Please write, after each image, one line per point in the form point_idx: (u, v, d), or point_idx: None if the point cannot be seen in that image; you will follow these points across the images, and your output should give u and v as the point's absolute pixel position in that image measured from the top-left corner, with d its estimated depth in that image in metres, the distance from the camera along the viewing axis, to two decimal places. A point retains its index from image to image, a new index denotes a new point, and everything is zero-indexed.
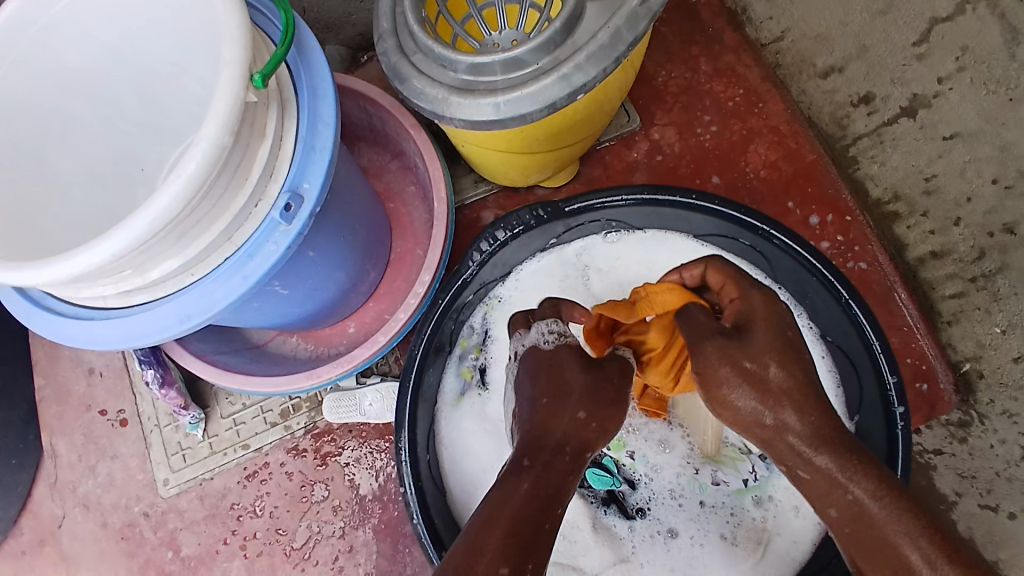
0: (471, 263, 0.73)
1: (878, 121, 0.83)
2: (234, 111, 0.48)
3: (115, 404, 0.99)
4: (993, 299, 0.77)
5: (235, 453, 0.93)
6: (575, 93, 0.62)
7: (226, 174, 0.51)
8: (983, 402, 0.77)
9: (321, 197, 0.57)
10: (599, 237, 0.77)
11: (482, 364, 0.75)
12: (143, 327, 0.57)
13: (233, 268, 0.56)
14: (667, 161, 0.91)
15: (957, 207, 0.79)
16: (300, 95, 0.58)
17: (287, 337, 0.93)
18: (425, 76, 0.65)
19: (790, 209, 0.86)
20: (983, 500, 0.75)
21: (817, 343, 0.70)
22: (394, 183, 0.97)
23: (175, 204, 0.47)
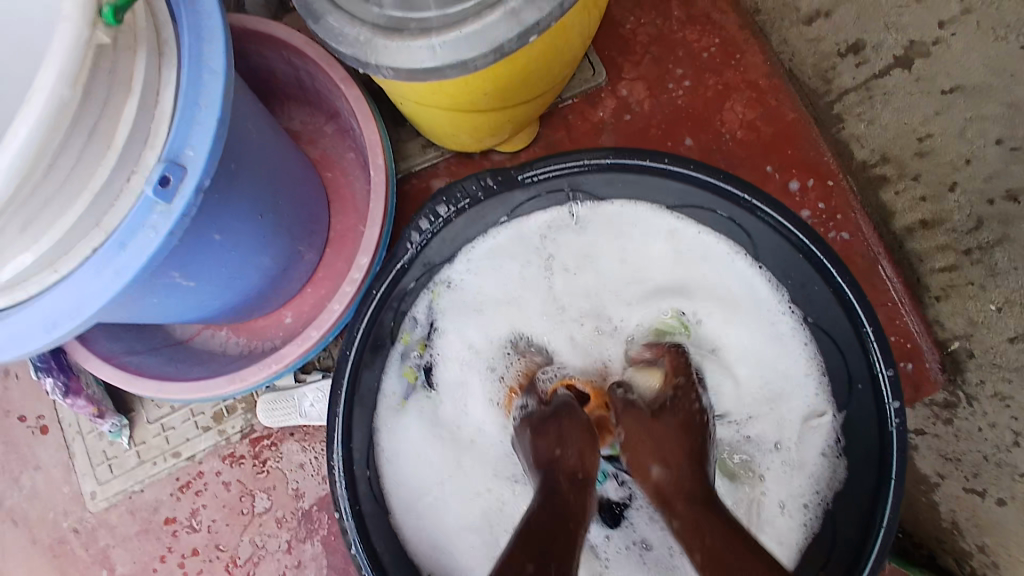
0: (409, 246, 0.62)
1: (867, 74, 0.72)
2: (73, 56, 0.37)
3: (34, 409, 0.89)
4: (990, 274, 0.65)
5: (165, 462, 0.84)
6: (525, 36, 0.52)
7: (78, 143, 0.40)
8: (971, 383, 0.70)
9: (209, 168, 0.47)
10: (562, 207, 0.67)
11: (426, 361, 0.68)
12: (1, 341, 0.46)
13: (102, 261, 0.45)
14: (637, 120, 0.82)
15: (954, 170, 0.67)
16: (180, 39, 0.47)
17: (217, 330, 0.83)
18: (344, 14, 0.54)
19: (770, 174, 0.79)
20: (968, 483, 0.69)
21: (803, 330, 0.63)
22: (330, 150, 0.85)
23: (2, 188, 0.36)
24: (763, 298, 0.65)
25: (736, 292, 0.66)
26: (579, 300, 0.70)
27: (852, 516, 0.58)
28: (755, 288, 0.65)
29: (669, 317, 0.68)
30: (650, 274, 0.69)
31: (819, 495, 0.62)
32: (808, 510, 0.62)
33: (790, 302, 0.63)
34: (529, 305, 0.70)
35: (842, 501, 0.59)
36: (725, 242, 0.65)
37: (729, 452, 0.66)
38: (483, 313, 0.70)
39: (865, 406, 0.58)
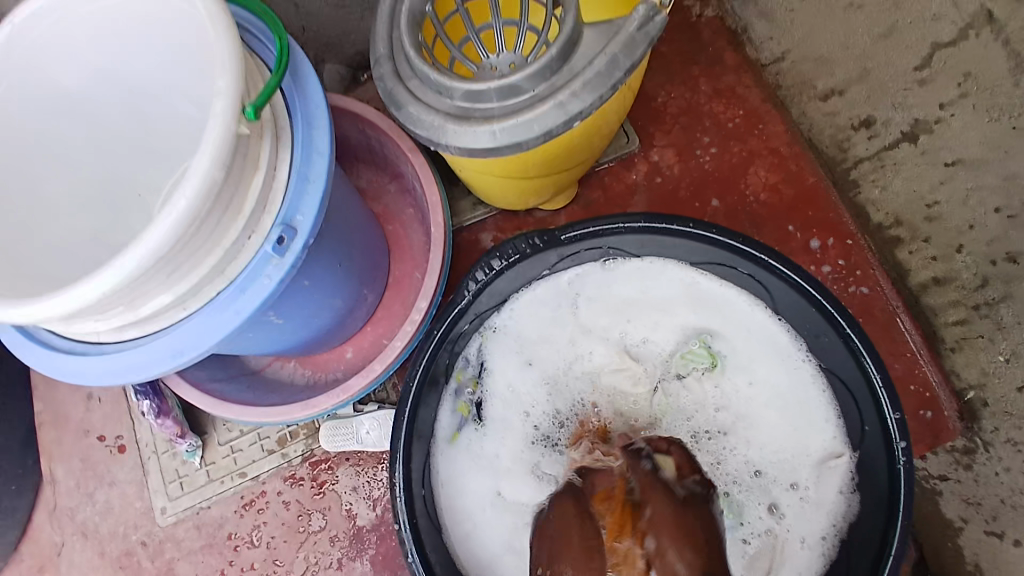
0: (466, 293, 0.71)
1: (879, 145, 0.77)
2: (224, 146, 0.48)
3: (114, 429, 0.99)
4: (997, 327, 0.70)
5: (232, 482, 0.92)
6: (570, 121, 0.62)
7: (218, 209, 0.51)
8: (987, 430, 0.75)
9: (314, 229, 0.57)
10: (596, 264, 0.74)
11: (478, 398, 0.75)
12: (136, 362, 0.56)
13: (225, 302, 0.56)
14: (668, 182, 0.91)
15: (959, 235, 0.71)
16: (295, 125, 0.58)
17: (284, 362, 0.93)
18: (421, 102, 0.64)
19: (791, 233, 0.88)
20: (988, 526, 0.74)
21: (820, 376, 0.68)
22: (392, 206, 0.96)
23: (164, 242, 0.47)
24: (781, 347, 0.70)
25: (756, 339, 0.71)
26: (607, 344, 0.76)
27: (867, 546, 0.62)
28: (774, 337, 0.70)
29: (696, 348, 0.73)
30: (676, 319, 0.74)
31: (835, 528, 0.65)
32: (826, 541, 0.65)
33: (805, 349, 0.68)
34: (563, 345, 0.76)
35: (858, 534, 0.63)
36: (746, 294, 0.71)
37: (753, 503, 0.68)
38: (523, 352, 0.76)
39: (874, 449, 0.63)
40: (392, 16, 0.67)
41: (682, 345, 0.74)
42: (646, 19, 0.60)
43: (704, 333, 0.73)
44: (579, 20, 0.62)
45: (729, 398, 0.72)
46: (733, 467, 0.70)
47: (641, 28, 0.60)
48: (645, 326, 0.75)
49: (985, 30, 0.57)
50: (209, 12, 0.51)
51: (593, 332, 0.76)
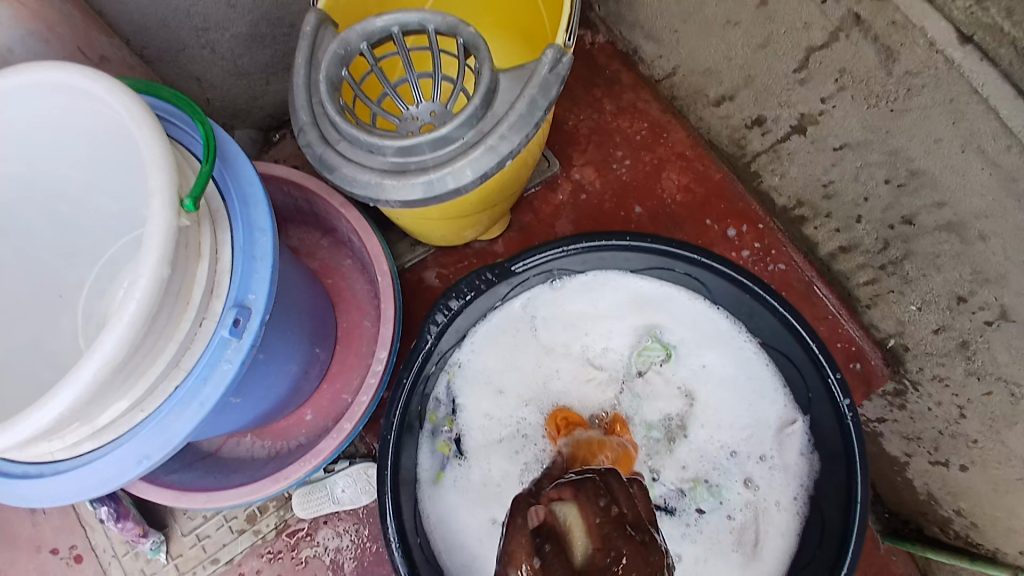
0: (429, 337, 0.71)
1: (772, 139, 0.85)
2: (167, 242, 0.47)
3: (67, 539, 0.91)
4: (905, 281, 0.78)
5: (205, 570, 0.88)
6: (503, 161, 0.64)
7: (168, 303, 0.50)
8: (913, 370, 0.83)
9: (268, 306, 0.57)
10: (544, 287, 0.77)
11: (456, 435, 0.76)
12: (100, 474, 0.54)
13: (187, 397, 0.54)
14: (591, 198, 0.97)
15: (856, 206, 0.79)
16: (230, 205, 0.58)
17: (240, 438, 0.90)
18: (354, 163, 0.65)
19: (709, 227, 0.94)
20: (933, 457, 0.84)
21: (762, 352, 0.73)
22: (330, 260, 0.96)
23: (118, 349, 0.45)
24: (721, 333, 0.75)
25: (703, 330, 0.75)
26: (569, 358, 0.78)
27: (835, 501, 0.67)
28: (716, 326, 0.75)
29: (651, 344, 0.76)
30: (624, 324, 0.77)
31: (804, 488, 0.70)
32: (798, 501, 0.70)
33: (744, 331, 0.74)
34: (529, 367, 0.78)
35: (825, 490, 0.68)
36: (684, 290, 0.75)
37: (731, 486, 0.73)
38: (493, 383, 0.77)
39: (823, 409, 0.68)
40: (309, 84, 0.68)
41: (637, 343, 0.77)
42: (555, 61, 0.64)
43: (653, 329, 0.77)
44: (494, 68, 0.66)
45: (688, 386, 0.76)
46: (707, 457, 0.74)
47: (552, 69, 0.64)
48: (601, 335, 0.78)
49: (853, 32, 0.64)
50: (128, 110, 0.50)
51: (555, 350, 0.78)
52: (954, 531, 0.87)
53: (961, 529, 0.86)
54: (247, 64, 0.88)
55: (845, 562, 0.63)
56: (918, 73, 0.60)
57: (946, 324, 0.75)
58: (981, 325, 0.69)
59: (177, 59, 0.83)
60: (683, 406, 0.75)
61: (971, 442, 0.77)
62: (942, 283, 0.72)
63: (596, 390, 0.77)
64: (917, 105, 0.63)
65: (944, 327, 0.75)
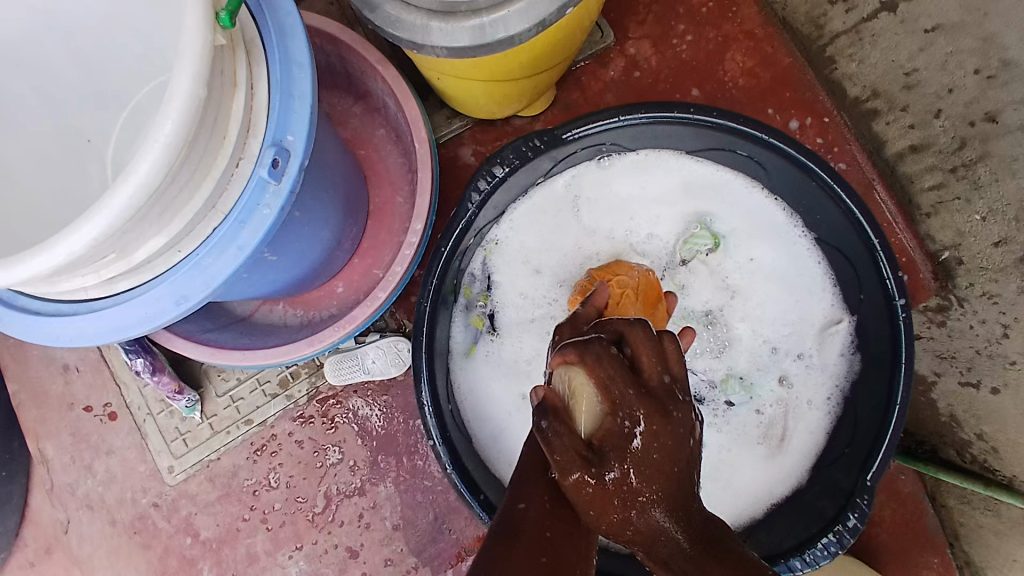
0: (470, 207, 0.66)
1: (856, 18, 0.80)
2: (203, 59, 0.43)
3: (99, 398, 0.95)
4: (974, 187, 0.76)
5: (239, 430, 0.91)
6: (563, 8, 0.58)
7: (204, 132, 0.47)
8: (963, 286, 0.81)
9: (308, 149, 0.53)
10: (590, 163, 0.73)
11: (490, 310, 0.74)
12: (137, 314, 0.53)
13: (226, 238, 0.52)
14: (646, 76, 0.88)
15: (937, 99, 0.76)
16: (265, 36, 0.53)
17: (273, 306, 0.90)
18: (398, 1, 0.60)
19: (771, 117, 0.86)
20: (964, 377, 0.81)
21: (815, 248, 0.70)
22: (362, 129, 0.91)
23: (155, 173, 0.43)
24: (777, 227, 0.71)
25: (755, 221, 0.71)
26: (610, 245, 0.74)
27: (873, 403, 0.65)
28: (772, 220, 0.71)
29: (699, 231, 0.72)
30: (670, 211, 0.74)
31: (839, 389, 0.69)
32: (831, 401, 0.69)
33: (800, 224, 0.70)
34: (568, 249, 0.75)
35: (861, 392, 0.67)
36: (741, 176, 0.71)
37: (766, 381, 0.71)
38: (530, 263, 0.75)
39: (875, 310, 0.65)
40: None
41: (685, 229, 0.73)
42: None
43: (705, 216, 0.73)
44: None
45: (733, 276, 0.72)
46: (748, 353, 0.72)
47: None
48: (647, 222, 0.74)
49: None
50: None
51: (596, 233, 0.74)
52: (970, 455, 0.83)
53: (978, 453, 0.83)
54: None
55: (873, 463, 0.62)
56: None
57: (1008, 237, 0.74)
58: None
59: None
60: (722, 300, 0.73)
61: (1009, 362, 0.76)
62: (1015, 189, 0.73)
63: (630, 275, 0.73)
64: None
65: (1006, 240, 0.74)
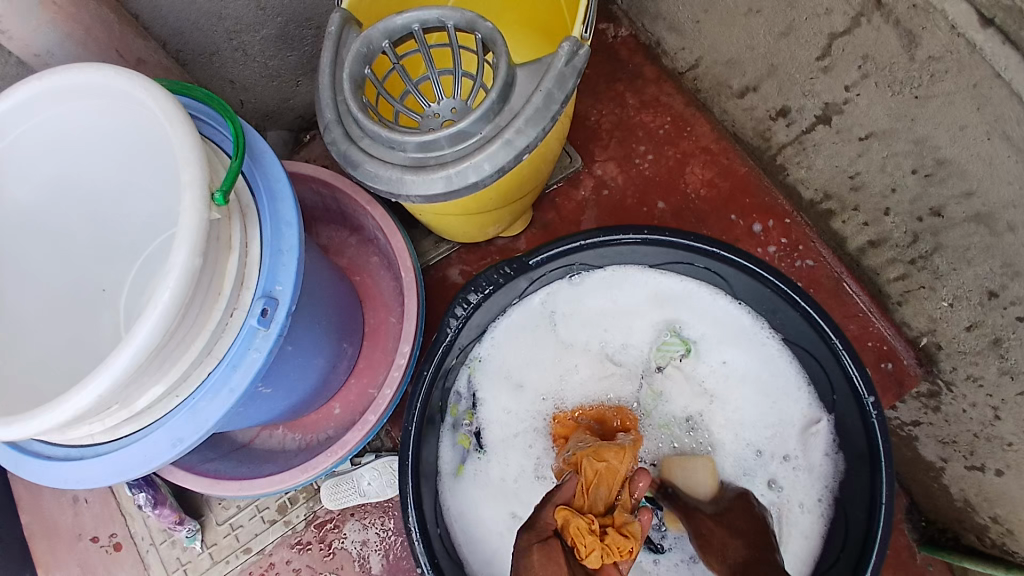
0: (452, 327, 0.72)
1: (797, 130, 0.84)
2: (199, 233, 0.49)
3: (106, 529, 0.96)
4: (936, 276, 0.76)
5: (238, 559, 0.91)
6: (520, 155, 0.65)
7: (201, 292, 0.52)
8: (947, 370, 0.81)
9: (295, 297, 0.59)
10: (563, 281, 0.78)
11: (476, 428, 0.77)
12: (138, 456, 0.57)
13: (219, 382, 0.56)
14: (614, 193, 0.97)
15: (884, 198, 0.77)
16: (259, 200, 0.60)
17: (273, 431, 0.93)
18: (376, 159, 0.66)
19: (734, 222, 0.94)
20: (969, 461, 0.81)
21: (785, 349, 0.72)
22: (356, 257, 0.98)
23: (155, 335, 0.47)
24: (745, 330, 0.74)
25: (725, 327, 0.75)
26: (588, 356, 0.80)
27: (859, 502, 0.65)
28: (743, 325, 0.74)
29: (669, 339, 0.77)
30: (642, 322, 0.79)
31: (828, 488, 0.69)
32: (822, 502, 0.69)
33: (767, 326, 0.73)
34: (548, 363, 0.79)
35: (848, 490, 0.67)
36: (706, 286, 0.75)
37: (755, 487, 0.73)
38: (513, 378, 0.79)
39: (847, 408, 0.67)
40: (334, 82, 0.69)
41: (656, 338, 0.78)
42: (572, 54, 0.65)
43: (673, 323, 0.78)
44: (511, 63, 0.67)
45: (706, 380, 0.77)
46: (732, 458, 0.75)
47: (569, 62, 0.65)
48: (621, 331, 0.79)
49: (875, 16, 0.63)
50: (163, 109, 0.52)
51: (574, 346, 0.80)
52: (990, 539, 0.84)
53: (997, 537, 0.83)
54: (278, 65, 0.90)
55: (866, 565, 0.62)
56: (942, 58, 0.59)
57: (978, 320, 0.72)
58: (1014, 320, 0.67)
59: (211, 63, 0.85)
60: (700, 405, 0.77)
61: (1007, 445, 0.75)
62: (973, 277, 0.70)
63: (611, 385, 0.79)
64: (942, 91, 0.61)
65: (977, 324, 0.73)
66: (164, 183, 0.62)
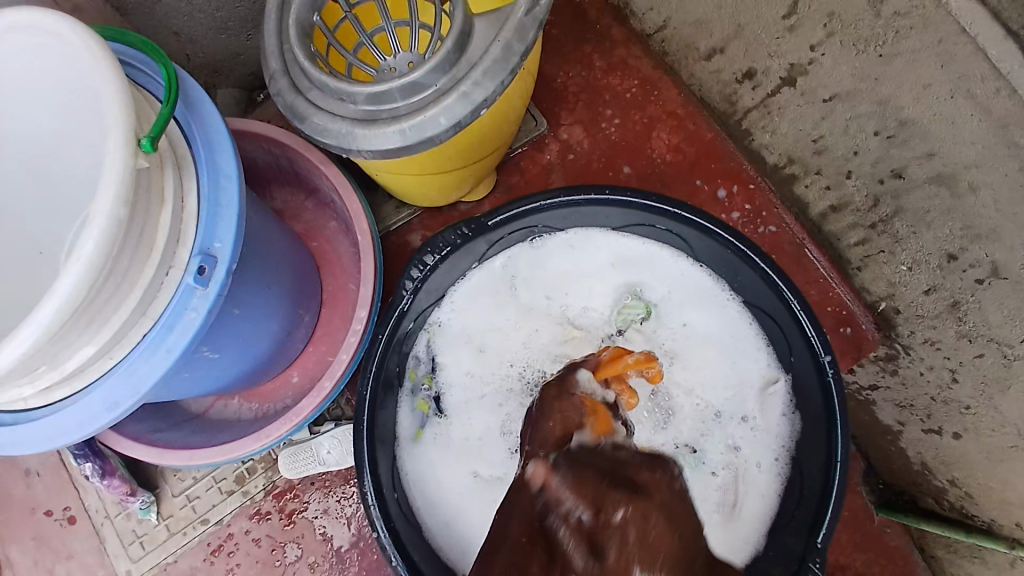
0: (406, 292, 0.70)
1: (763, 93, 0.82)
2: (125, 182, 0.46)
3: (60, 502, 0.93)
4: (896, 240, 0.76)
5: (195, 531, 0.89)
6: (477, 111, 0.63)
7: (130, 247, 0.49)
8: (906, 334, 0.81)
9: (235, 254, 0.56)
10: (524, 245, 0.76)
11: (435, 393, 0.77)
12: (72, 421, 0.54)
13: (155, 343, 0.54)
14: (580, 158, 0.96)
15: (846, 161, 0.76)
16: (195, 151, 0.56)
17: (228, 400, 0.90)
18: (324, 111, 0.64)
19: (699, 187, 0.93)
20: (926, 424, 0.82)
21: (746, 312, 0.72)
22: (314, 222, 0.94)
23: (77, 291, 0.45)
24: (705, 292, 0.74)
25: (687, 290, 0.75)
26: (550, 320, 0.78)
27: (815, 462, 0.66)
28: (702, 289, 0.74)
29: (632, 302, 0.76)
30: (604, 284, 0.78)
31: (786, 449, 0.69)
32: (779, 462, 0.69)
33: (726, 288, 0.73)
34: (508, 327, 0.78)
35: (804, 450, 0.67)
36: (667, 249, 0.74)
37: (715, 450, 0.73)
38: (473, 342, 0.78)
39: (805, 370, 0.67)
40: (280, 30, 0.66)
41: (619, 301, 0.77)
42: (532, 3, 0.62)
43: (636, 286, 0.77)
44: (468, 12, 0.64)
45: (667, 341, 0.75)
46: (690, 419, 0.74)
47: (529, 12, 0.62)
48: (582, 295, 0.78)
49: None
50: (87, 51, 0.49)
51: (535, 310, 0.78)
52: (948, 502, 0.85)
53: (955, 500, 0.84)
54: (226, 16, 0.85)
55: (822, 525, 0.62)
56: (907, 13, 0.58)
57: (936, 284, 0.73)
58: (972, 283, 0.67)
59: (155, 14, 0.80)
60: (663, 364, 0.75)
61: (964, 407, 0.75)
62: (932, 240, 0.70)
63: (574, 349, 0.76)
64: (907, 48, 0.60)
65: (935, 287, 0.73)
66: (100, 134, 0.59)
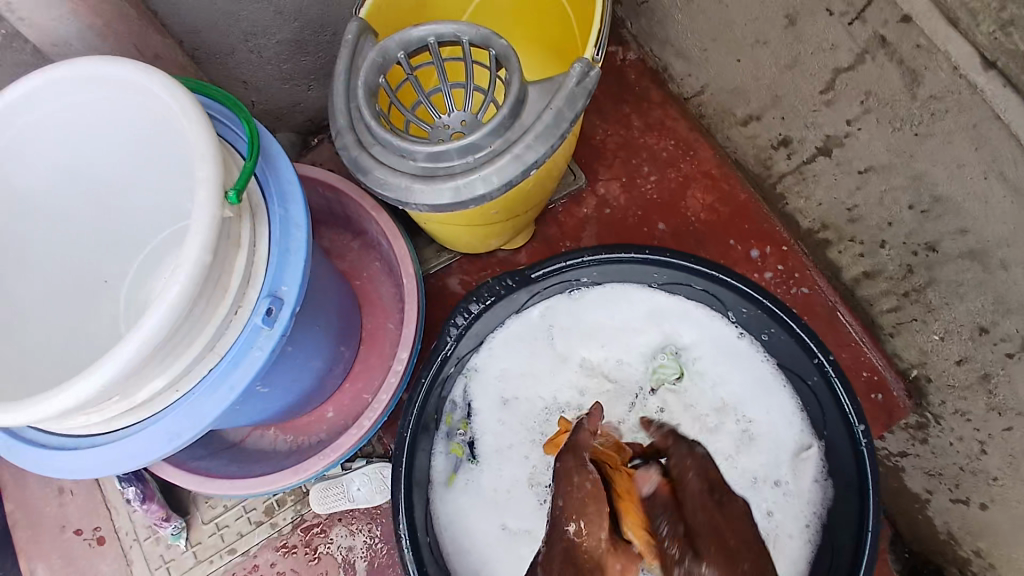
0: (448, 340, 0.75)
1: (798, 161, 0.86)
2: (211, 230, 0.50)
3: (91, 521, 0.95)
4: (928, 310, 0.77)
5: (222, 560, 0.90)
6: (529, 169, 0.66)
7: (207, 287, 0.52)
8: (936, 403, 0.82)
9: (300, 297, 0.59)
10: (563, 296, 0.79)
11: (469, 438, 0.78)
12: (135, 449, 0.57)
13: (219, 379, 0.57)
14: (616, 213, 0.99)
15: (880, 231, 0.79)
16: (269, 201, 0.60)
17: (264, 431, 0.92)
18: (386, 166, 0.67)
19: (732, 247, 0.96)
20: (954, 494, 0.82)
21: (778, 373, 0.74)
22: (357, 262, 0.98)
23: (162, 329, 0.48)
24: (741, 353, 0.76)
25: (718, 350, 0.77)
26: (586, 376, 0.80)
27: (846, 527, 0.67)
28: (736, 350, 0.76)
29: (667, 361, 0.78)
30: (640, 341, 0.80)
31: (817, 515, 0.70)
32: (810, 528, 0.70)
33: (761, 350, 0.75)
34: (545, 377, 0.80)
35: (835, 516, 0.68)
36: (703, 308, 0.77)
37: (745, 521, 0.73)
38: (507, 390, 0.80)
39: (838, 438, 0.69)
40: (348, 90, 0.70)
41: (653, 358, 0.79)
42: (583, 74, 0.66)
43: (676, 343, 0.78)
44: (523, 80, 0.68)
45: (699, 402, 0.77)
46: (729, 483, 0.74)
47: (580, 82, 0.66)
48: (617, 348, 0.80)
49: (880, 53, 0.64)
50: (182, 105, 0.53)
51: (569, 361, 0.80)
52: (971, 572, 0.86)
53: (978, 571, 0.84)
54: (291, 68, 0.91)
55: None
56: (943, 97, 0.61)
57: (967, 355, 0.74)
58: (1003, 356, 0.68)
59: (227, 61, 0.86)
60: (697, 421, 0.77)
61: (992, 479, 0.75)
62: (965, 312, 0.71)
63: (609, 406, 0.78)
64: (941, 129, 0.63)
65: (967, 358, 0.74)
66: (180, 183, 0.64)
